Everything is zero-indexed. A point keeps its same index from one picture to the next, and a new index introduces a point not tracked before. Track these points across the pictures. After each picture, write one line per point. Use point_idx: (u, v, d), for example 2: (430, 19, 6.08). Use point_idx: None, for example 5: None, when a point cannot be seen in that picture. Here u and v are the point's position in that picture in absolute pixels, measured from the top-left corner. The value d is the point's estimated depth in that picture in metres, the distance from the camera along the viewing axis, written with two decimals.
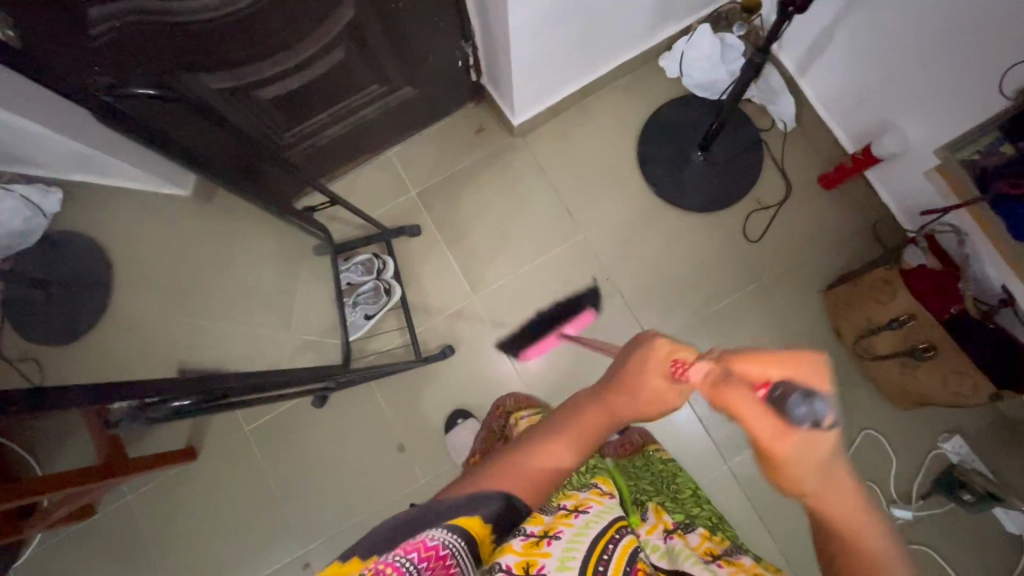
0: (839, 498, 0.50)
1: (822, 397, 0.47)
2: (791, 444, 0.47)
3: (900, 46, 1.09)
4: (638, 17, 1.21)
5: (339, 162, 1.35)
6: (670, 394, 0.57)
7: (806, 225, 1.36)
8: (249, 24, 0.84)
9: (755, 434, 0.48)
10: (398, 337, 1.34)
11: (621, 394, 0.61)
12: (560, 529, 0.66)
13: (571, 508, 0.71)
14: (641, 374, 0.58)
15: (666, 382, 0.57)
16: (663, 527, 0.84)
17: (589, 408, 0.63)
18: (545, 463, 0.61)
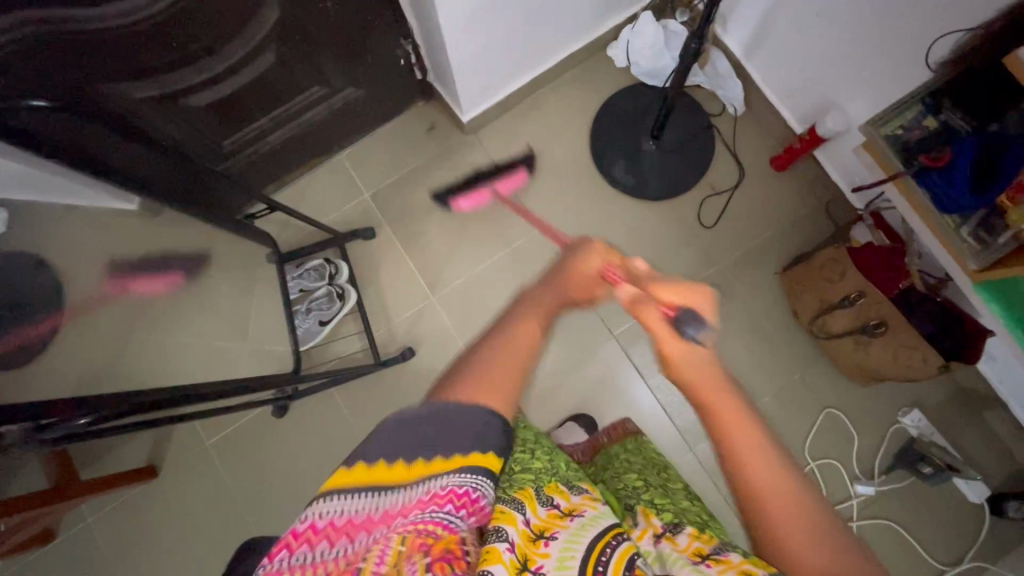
0: (726, 409, 0.55)
1: (708, 324, 0.61)
2: (682, 349, 0.60)
3: (834, 25, 1.09)
4: (577, 7, 1.21)
5: (288, 167, 1.33)
6: (599, 290, 0.70)
7: (760, 209, 1.36)
8: (169, 30, 0.83)
9: (655, 336, 0.62)
10: (356, 342, 1.30)
11: (564, 289, 0.68)
12: (556, 528, 0.59)
13: (564, 510, 0.63)
14: (585, 268, 0.69)
15: (598, 283, 0.69)
16: (653, 531, 0.67)
17: (551, 295, 0.66)
18: (523, 337, 0.58)
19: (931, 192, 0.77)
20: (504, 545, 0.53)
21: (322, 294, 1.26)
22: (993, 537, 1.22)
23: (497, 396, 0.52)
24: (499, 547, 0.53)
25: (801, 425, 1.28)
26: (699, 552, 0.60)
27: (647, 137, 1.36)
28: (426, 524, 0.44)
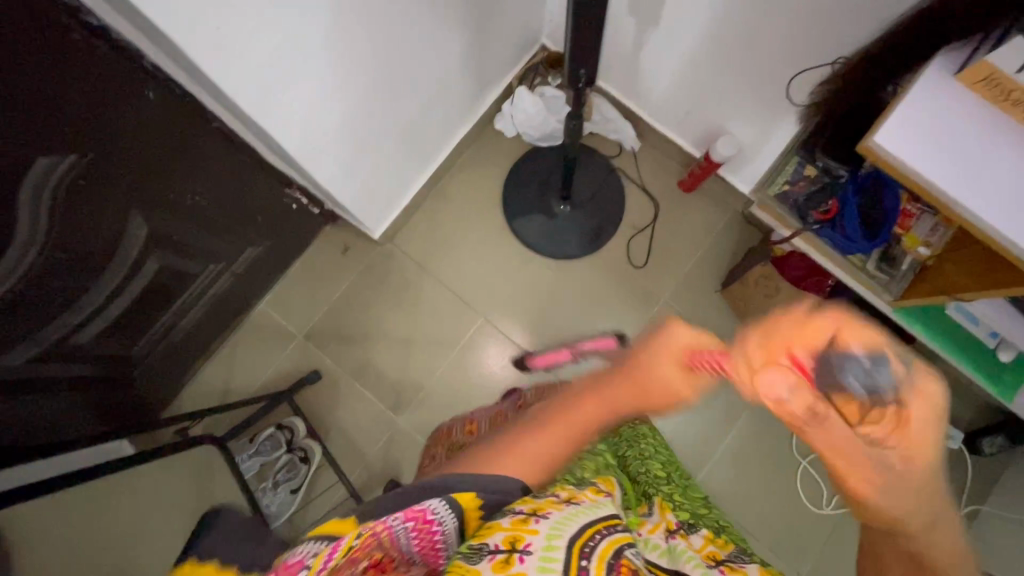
0: (873, 466, 0.44)
1: (889, 360, 0.43)
2: (848, 428, 0.43)
3: (693, 67, 1.12)
4: (450, 106, 1.20)
5: (209, 339, 1.26)
6: (684, 381, 0.52)
7: (683, 235, 1.40)
8: (30, 297, 0.77)
9: (805, 433, 0.44)
10: (336, 495, 1.23)
11: (642, 376, 0.53)
12: (549, 510, 0.56)
13: (564, 498, 0.59)
14: (668, 367, 0.52)
15: (684, 372, 0.52)
16: (667, 526, 0.69)
17: (581, 412, 0.56)
18: (575, 418, 0.56)
19: (831, 242, 0.86)
20: (486, 560, 0.50)
21: (284, 463, 1.19)
22: (978, 471, 1.30)
23: (519, 464, 0.56)
24: (481, 561, 0.50)
25: (782, 428, 1.33)
26: (713, 557, 0.66)
27: (559, 201, 1.36)
28: (385, 533, 0.46)
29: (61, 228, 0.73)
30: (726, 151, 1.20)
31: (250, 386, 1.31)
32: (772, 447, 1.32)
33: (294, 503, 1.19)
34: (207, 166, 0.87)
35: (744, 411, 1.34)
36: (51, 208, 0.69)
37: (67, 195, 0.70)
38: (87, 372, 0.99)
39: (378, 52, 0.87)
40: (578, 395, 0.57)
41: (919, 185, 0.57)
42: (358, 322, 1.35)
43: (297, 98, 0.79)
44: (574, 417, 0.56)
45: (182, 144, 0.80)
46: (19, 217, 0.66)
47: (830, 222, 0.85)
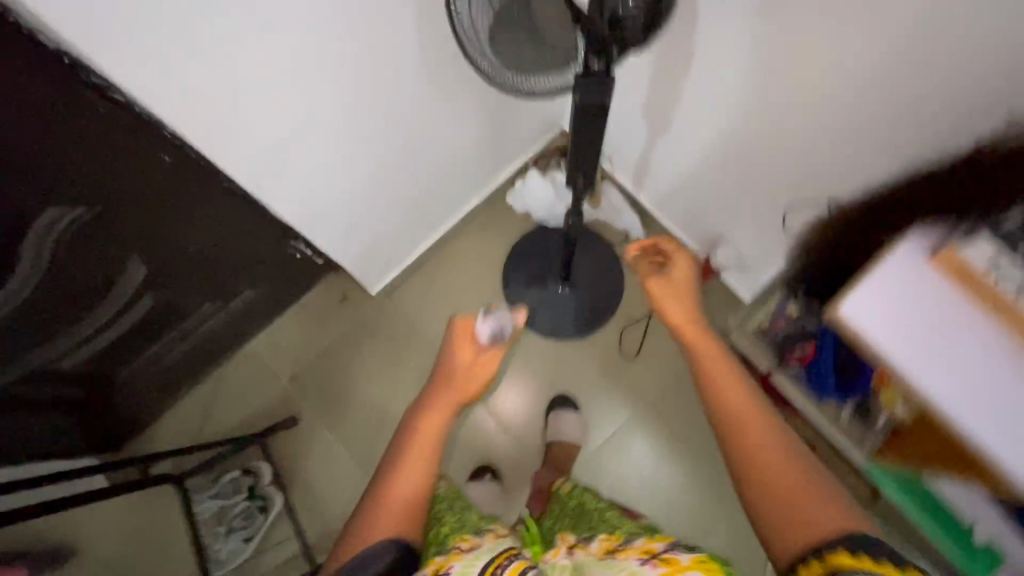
0: (709, 356, 0.72)
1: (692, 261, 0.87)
2: (676, 307, 0.81)
3: (700, 177, 1.14)
4: (463, 179, 1.24)
5: (196, 370, 1.28)
6: (481, 366, 0.81)
7: (677, 333, 1.39)
8: (20, 325, 0.80)
9: (666, 312, 0.82)
10: (288, 549, 1.21)
11: (456, 375, 0.79)
12: (451, 564, 0.60)
13: (465, 546, 0.63)
14: (464, 362, 0.81)
15: (478, 358, 0.82)
16: (566, 548, 0.71)
17: (433, 417, 0.71)
18: (427, 435, 0.69)
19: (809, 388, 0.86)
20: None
21: (242, 509, 1.18)
22: None
23: (405, 527, 0.63)
24: None
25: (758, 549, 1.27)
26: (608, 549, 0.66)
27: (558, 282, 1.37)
28: None
29: (63, 267, 0.77)
30: None
31: (227, 422, 1.32)
32: (745, 569, 1.26)
33: (245, 553, 1.16)
34: (215, 218, 0.92)
35: (720, 524, 1.28)
36: (54, 248, 0.74)
37: (71, 238, 0.74)
38: (68, 393, 1.02)
39: (391, 135, 0.91)
40: (427, 400, 0.75)
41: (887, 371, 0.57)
42: (343, 372, 1.36)
43: (303, 175, 0.83)
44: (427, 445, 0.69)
45: (192, 200, 0.84)
46: (21, 256, 0.71)
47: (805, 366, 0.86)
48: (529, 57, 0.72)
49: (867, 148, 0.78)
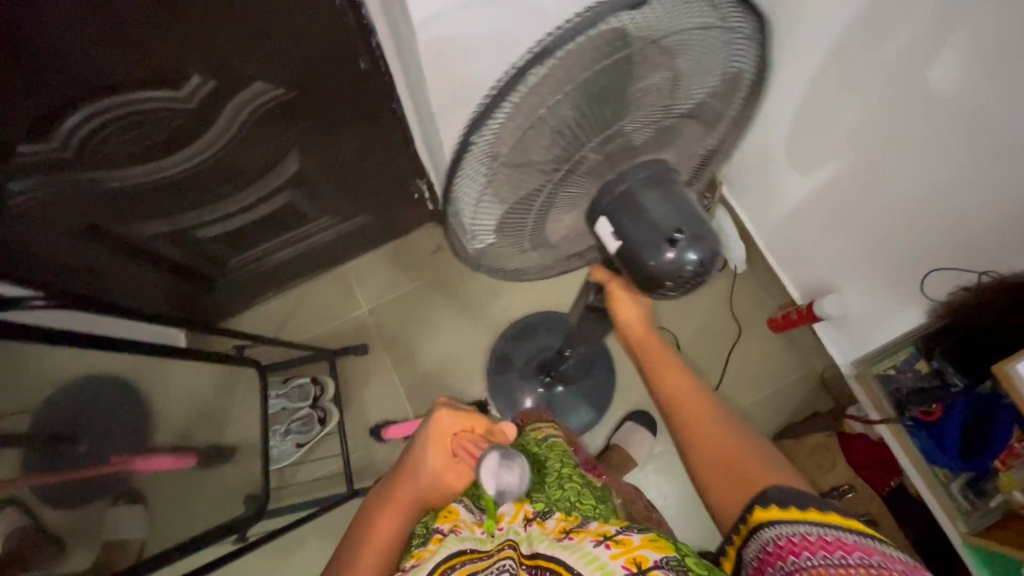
0: (676, 385, 0.63)
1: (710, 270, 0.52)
2: (673, 385, 0.63)
3: (822, 217, 1.14)
4: None
5: (290, 277, 1.35)
6: (450, 475, 0.67)
7: (750, 372, 1.36)
8: (184, 185, 0.87)
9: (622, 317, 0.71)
10: (331, 464, 1.27)
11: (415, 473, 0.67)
12: (420, 555, 0.57)
13: (448, 530, 0.59)
14: (434, 466, 0.66)
15: (451, 460, 0.68)
16: (524, 515, 0.60)
17: (384, 524, 0.63)
18: (380, 532, 0.62)
19: (921, 440, 0.97)
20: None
21: (302, 416, 1.24)
22: None
23: None
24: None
25: None
26: (566, 530, 0.57)
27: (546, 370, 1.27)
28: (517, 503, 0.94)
29: (243, 140, 0.83)
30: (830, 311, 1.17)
31: (302, 333, 1.38)
32: None
33: (293, 456, 1.23)
34: (369, 136, 0.96)
35: None
36: (243, 121, 0.79)
37: (261, 117, 0.80)
38: (188, 263, 1.09)
39: None
40: (391, 503, 0.65)
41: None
42: (420, 318, 1.39)
43: None
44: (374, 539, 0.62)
45: (361, 112, 0.89)
46: (219, 117, 0.77)
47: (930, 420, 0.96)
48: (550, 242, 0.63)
49: None
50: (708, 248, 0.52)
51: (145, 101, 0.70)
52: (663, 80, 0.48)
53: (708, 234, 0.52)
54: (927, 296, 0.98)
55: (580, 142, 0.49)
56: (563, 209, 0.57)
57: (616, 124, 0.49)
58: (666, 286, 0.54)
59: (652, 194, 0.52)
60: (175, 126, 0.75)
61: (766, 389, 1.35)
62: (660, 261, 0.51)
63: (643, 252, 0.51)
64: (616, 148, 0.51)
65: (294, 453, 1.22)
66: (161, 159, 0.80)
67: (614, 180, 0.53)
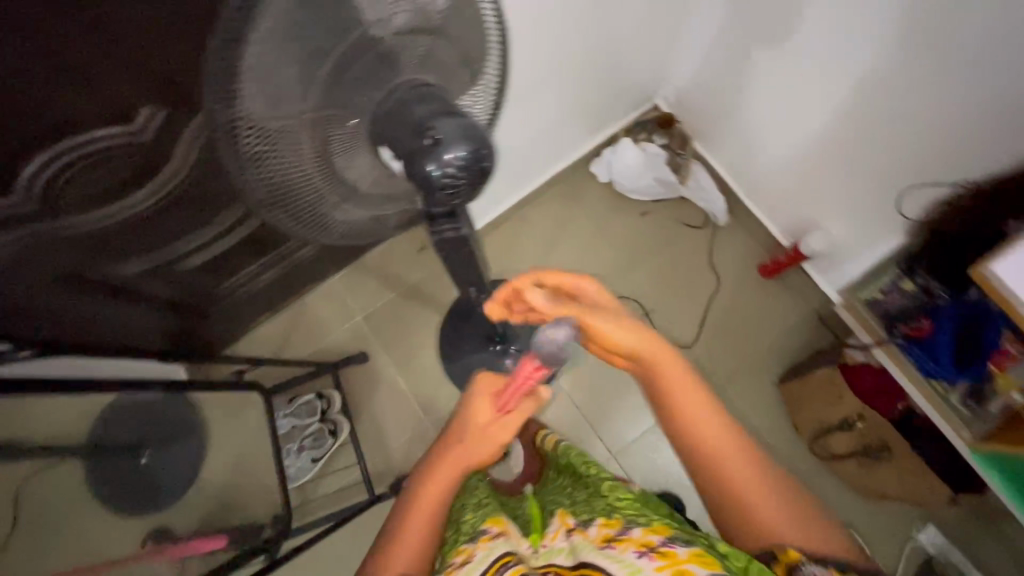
0: (677, 375, 0.61)
1: (474, 148, 0.52)
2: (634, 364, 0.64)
3: (794, 152, 1.14)
4: (554, 136, 1.26)
5: (282, 297, 1.36)
6: (500, 432, 0.67)
7: (749, 319, 1.37)
8: (155, 218, 0.87)
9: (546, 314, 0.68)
10: (350, 475, 1.28)
11: (459, 444, 0.65)
12: (472, 555, 0.57)
13: (495, 532, 0.60)
14: (483, 419, 0.67)
15: (500, 417, 0.68)
16: (566, 529, 0.60)
17: (442, 478, 0.63)
18: (437, 483, 0.63)
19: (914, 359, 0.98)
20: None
21: (313, 431, 1.25)
22: None
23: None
24: None
25: None
26: (607, 539, 0.54)
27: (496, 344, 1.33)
28: None
29: (206, 166, 0.83)
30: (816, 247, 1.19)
31: (302, 350, 1.38)
32: None
33: (311, 471, 1.25)
34: None
35: None
36: (201, 144, 0.79)
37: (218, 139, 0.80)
38: (180, 298, 1.10)
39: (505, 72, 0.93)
40: (416, 502, 0.62)
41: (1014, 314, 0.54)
42: (416, 319, 1.40)
43: None
44: (435, 494, 0.62)
45: None
46: (178, 144, 0.77)
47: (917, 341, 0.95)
48: (376, 195, 0.64)
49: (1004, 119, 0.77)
50: (473, 139, 0.52)
51: (95, 141, 0.69)
52: (409, 15, 0.52)
53: (475, 131, 0.53)
54: (902, 213, 0.99)
55: (333, 86, 0.51)
56: (354, 156, 0.58)
57: (376, 66, 0.53)
58: (447, 192, 0.55)
59: (420, 103, 0.53)
60: (132, 159, 0.75)
61: (767, 335, 1.36)
62: (434, 166, 0.52)
63: (419, 160, 0.52)
64: (364, 76, 0.52)
65: (312, 471, 1.24)
66: (125, 196, 0.80)
67: (381, 99, 0.54)
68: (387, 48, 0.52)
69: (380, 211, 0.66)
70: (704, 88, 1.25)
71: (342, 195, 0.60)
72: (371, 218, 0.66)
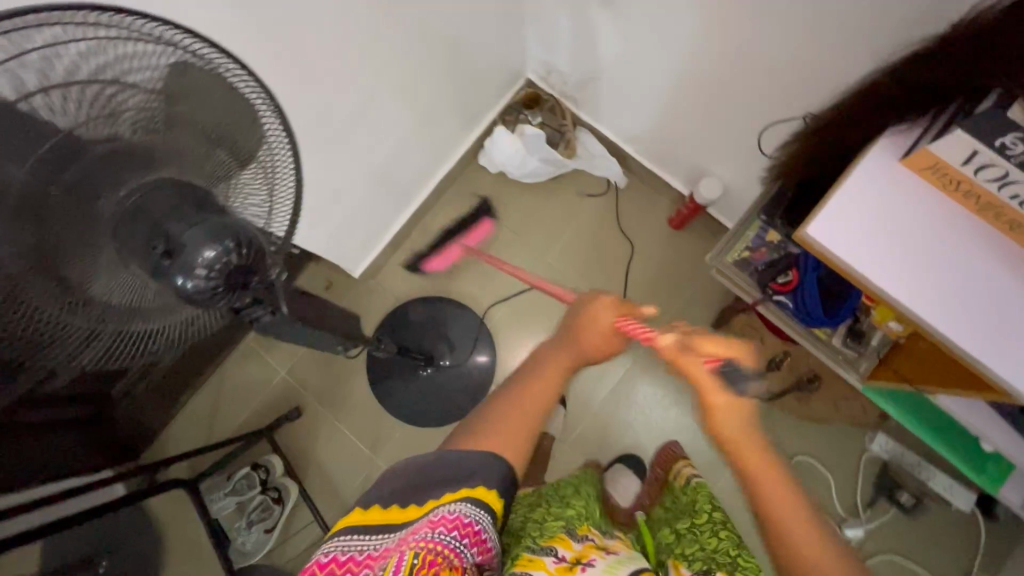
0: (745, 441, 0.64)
1: (233, 240, 0.49)
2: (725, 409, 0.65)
3: (660, 103, 1.09)
4: (420, 145, 1.20)
5: (196, 373, 1.30)
6: (612, 344, 0.71)
7: (667, 276, 1.34)
8: None
9: (593, 339, 0.70)
10: (310, 534, 1.26)
11: (582, 344, 0.70)
12: (592, 556, 0.66)
13: (598, 544, 0.71)
14: (605, 331, 0.70)
15: (612, 336, 0.71)
16: None
17: (545, 381, 0.66)
18: (542, 387, 0.65)
19: (792, 315, 0.77)
20: (552, 558, 0.65)
21: (259, 503, 1.23)
22: (991, 539, 1.20)
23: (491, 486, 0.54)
24: (547, 559, 0.65)
25: None
26: None
27: (424, 366, 1.30)
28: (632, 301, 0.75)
29: None
30: (708, 193, 1.16)
31: (233, 420, 1.33)
32: None
33: (268, 543, 1.23)
34: None
35: None
36: None
37: None
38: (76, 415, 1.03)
39: (319, 101, 0.86)
40: (526, 386, 0.65)
41: (843, 272, 0.52)
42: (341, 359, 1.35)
43: None
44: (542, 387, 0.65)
45: None
46: None
47: (790, 293, 0.76)
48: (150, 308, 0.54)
49: (824, 41, 0.73)
50: (224, 234, 0.48)
51: None
52: (137, 106, 0.47)
53: (227, 223, 0.49)
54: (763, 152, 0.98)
55: (37, 212, 0.43)
56: (118, 273, 0.50)
57: (97, 169, 0.46)
58: (217, 297, 0.50)
59: (159, 205, 0.48)
60: None
61: (691, 288, 1.34)
62: (186, 278, 0.47)
63: (168, 277, 0.47)
64: (78, 188, 0.45)
65: (270, 543, 1.22)
66: None
67: (107, 207, 0.47)
68: (105, 150, 0.46)
69: (158, 324, 0.55)
70: (561, 55, 1.19)
71: (92, 328, 0.49)
72: (149, 330, 0.55)
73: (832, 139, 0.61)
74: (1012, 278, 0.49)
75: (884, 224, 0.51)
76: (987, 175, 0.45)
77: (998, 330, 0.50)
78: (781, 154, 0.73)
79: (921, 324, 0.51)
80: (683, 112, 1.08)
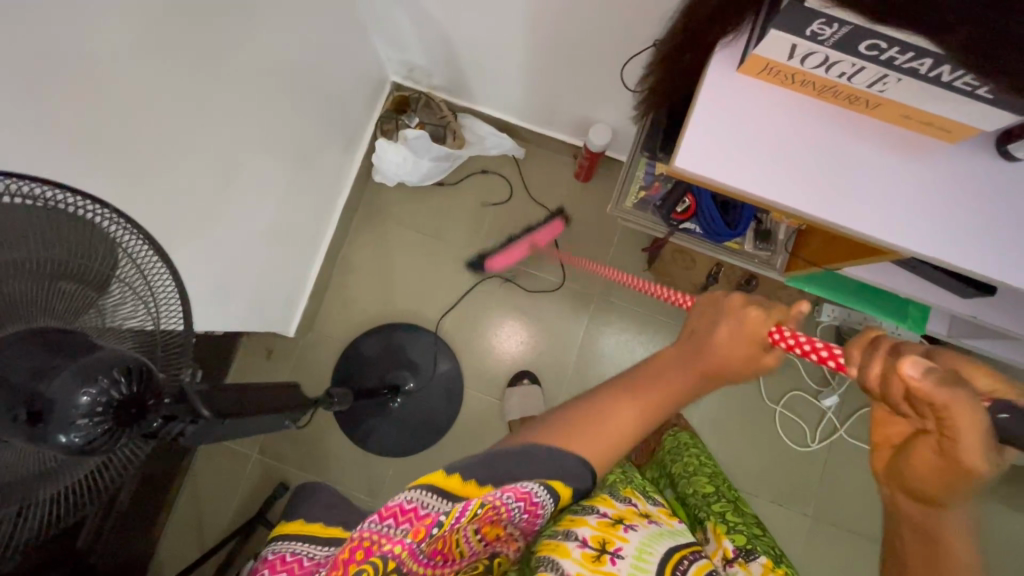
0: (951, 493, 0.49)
1: (108, 374, 0.45)
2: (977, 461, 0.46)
3: (526, 69, 1.08)
4: (307, 185, 1.14)
5: (163, 486, 1.23)
6: (758, 358, 0.60)
7: (591, 228, 1.36)
8: None
9: (721, 343, 0.61)
10: None
11: (710, 354, 0.61)
12: (634, 520, 0.65)
13: (642, 510, 0.69)
14: (733, 340, 0.60)
15: (760, 350, 0.60)
16: (725, 556, 0.71)
17: (662, 384, 0.64)
18: (649, 396, 0.63)
19: (699, 236, 0.80)
20: (576, 543, 0.59)
21: None
22: None
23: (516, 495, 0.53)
24: (570, 545, 0.59)
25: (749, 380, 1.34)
26: None
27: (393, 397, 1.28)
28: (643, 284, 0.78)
29: None
30: (600, 140, 1.16)
31: (221, 516, 1.28)
32: (742, 400, 1.34)
33: None
34: None
35: None
36: None
37: None
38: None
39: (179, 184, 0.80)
40: (635, 387, 0.64)
41: (725, 191, 0.53)
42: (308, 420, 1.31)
43: None
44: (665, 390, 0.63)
45: None
46: None
47: (694, 219, 0.79)
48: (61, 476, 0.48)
49: None
50: (97, 373, 0.44)
51: None
52: None
53: (99, 360, 0.45)
54: (630, 87, 0.99)
55: None
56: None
57: None
58: (107, 442, 0.47)
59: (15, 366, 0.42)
60: None
61: (616, 231, 1.36)
62: (69, 435, 0.43)
63: (50, 439, 0.43)
64: None
65: None
66: None
67: None
68: None
69: (62, 486, 0.48)
70: (414, 51, 1.16)
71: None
72: (55, 496, 0.48)
73: (675, 66, 0.61)
74: (867, 149, 0.52)
75: (745, 132, 0.52)
76: (813, 61, 0.47)
77: (877, 200, 0.52)
78: (642, 89, 0.73)
79: (809, 218, 0.52)
80: (549, 72, 1.07)
